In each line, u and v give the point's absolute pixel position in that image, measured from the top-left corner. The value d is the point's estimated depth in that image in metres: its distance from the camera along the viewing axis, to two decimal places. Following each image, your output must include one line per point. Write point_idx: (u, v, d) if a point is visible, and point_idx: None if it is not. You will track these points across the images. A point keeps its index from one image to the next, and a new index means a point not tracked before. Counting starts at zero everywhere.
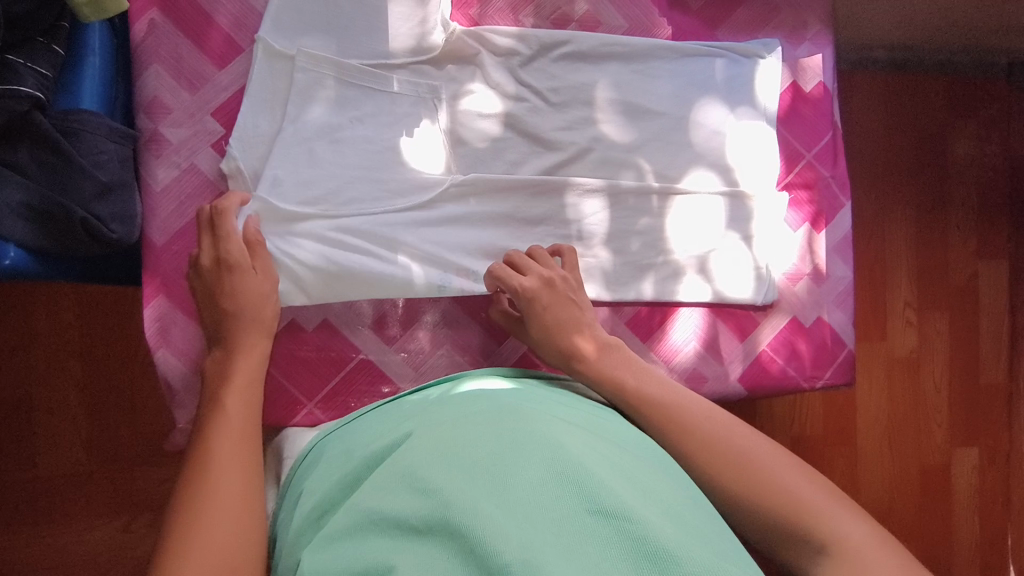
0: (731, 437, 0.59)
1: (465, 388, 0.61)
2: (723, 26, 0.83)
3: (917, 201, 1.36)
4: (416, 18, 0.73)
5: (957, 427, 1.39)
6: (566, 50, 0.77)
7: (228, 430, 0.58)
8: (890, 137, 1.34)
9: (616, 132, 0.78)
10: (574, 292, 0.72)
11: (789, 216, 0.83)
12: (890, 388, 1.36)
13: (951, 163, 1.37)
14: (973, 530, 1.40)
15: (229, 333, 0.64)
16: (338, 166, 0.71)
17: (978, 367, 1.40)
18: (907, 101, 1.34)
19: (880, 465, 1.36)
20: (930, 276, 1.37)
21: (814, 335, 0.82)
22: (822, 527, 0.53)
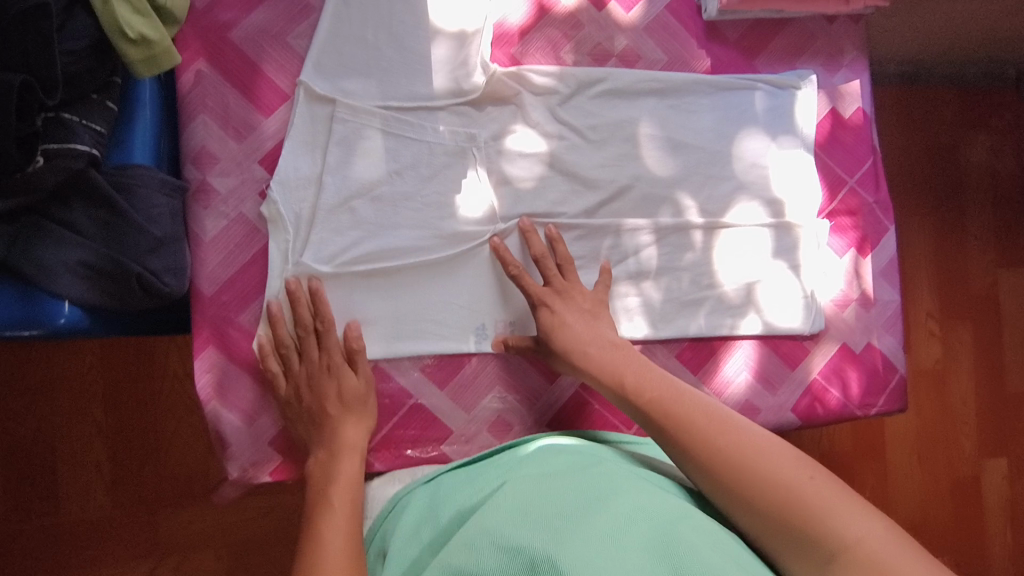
0: (737, 442, 0.55)
1: (538, 445, 0.62)
2: (761, 56, 0.81)
3: (936, 214, 1.35)
4: (455, 62, 0.73)
5: (986, 438, 1.38)
6: (602, 88, 0.76)
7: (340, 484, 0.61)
8: (907, 151, 1.34)
9: (659, 167, 0.78)
10: (589, 305, 0.71)
11: (833, 243, 0.82)
12: (917, 401, 1.35)
13: (967, 174, 1.37)
14: (1006, 541, 1.38)
15: (315, 426, 0.65)
16: (377, 216, 0.71)
17: (1004, 378, 1.39)
18: (923, 118, 1.35)
19: (910, 479, 1.34)
20: (952, 287, 1.36)
21: (866, 362, 0.81)
22: (837, 534, 0.48)
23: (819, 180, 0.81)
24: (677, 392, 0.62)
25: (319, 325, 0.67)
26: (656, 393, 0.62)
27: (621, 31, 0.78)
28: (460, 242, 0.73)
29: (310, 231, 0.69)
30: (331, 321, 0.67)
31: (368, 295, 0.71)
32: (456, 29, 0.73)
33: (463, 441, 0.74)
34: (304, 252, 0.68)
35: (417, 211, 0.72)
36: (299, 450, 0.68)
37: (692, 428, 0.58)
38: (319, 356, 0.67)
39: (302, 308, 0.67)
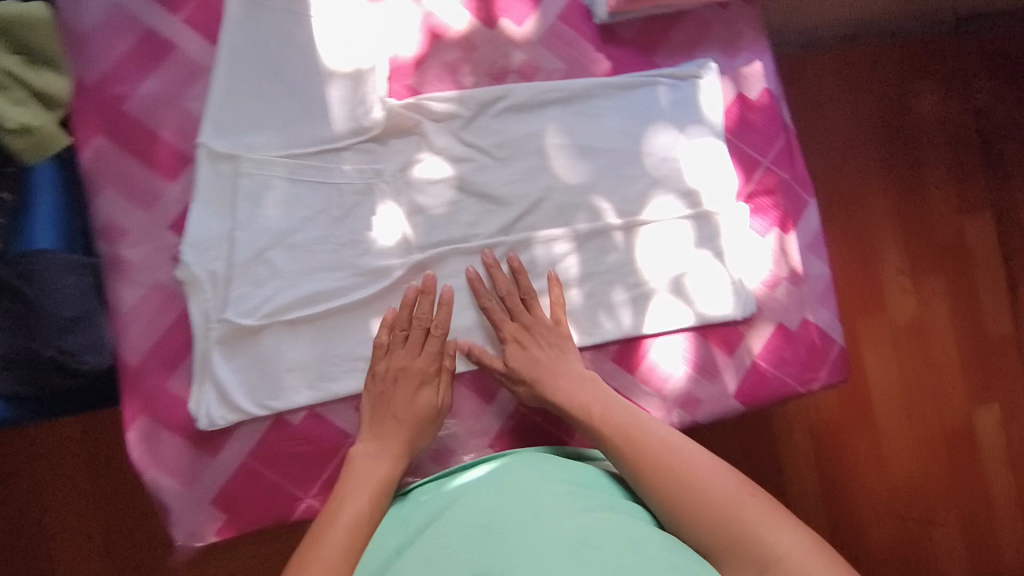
0: (687, 464, 0.64)
1: (527, 455, 0.70)
2: (660, 51, 0.82)
3: (891, 168, 1.36)
4: (353, 100, 0.74)
5: (973, 383, 1.38)
6: (503, 105, 0.77)
7: (368, 475, 0.66)
8: (854, 109, 1.35)
9: (570, 175, 0.78)
10: (557, 341, 0.75)
11: (755, 224, 0.83)
12: (897, 354, 1.36)
13: (919, 123, 1.37)
14: (1007, 482, 1.38)
15: (376, 421, 0.71)
16: (293, 263, 0.72)
17: (982, 321, 1.39)
18: (861, 77, 1.35)
19: (900, 431, 1.36)
20: (917, 238, 1.37)
21: (802, 338, 0.82)
22: (768, 549, 0.57)
23: (734, 165, 0.82)
24: (632, 418, 0.69)
25: (435, 327, 0.74)
26: (621, 417, 0.69)
27: (516, 47, 0.78)
28: (379, 278, 0.74)
29: (228, 287, 0.70)
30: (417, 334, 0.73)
31: (296, 342, 0.72)
32: (349, 69, 0.74)
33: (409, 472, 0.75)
34: (224, 309, 0.70)
35: (332, 252, 0.73)
36: (243, 505, 0.70)
37: (647, 453, 0.65)
38: (422, 358, 0.72)
39: (425, 303, 0.74)
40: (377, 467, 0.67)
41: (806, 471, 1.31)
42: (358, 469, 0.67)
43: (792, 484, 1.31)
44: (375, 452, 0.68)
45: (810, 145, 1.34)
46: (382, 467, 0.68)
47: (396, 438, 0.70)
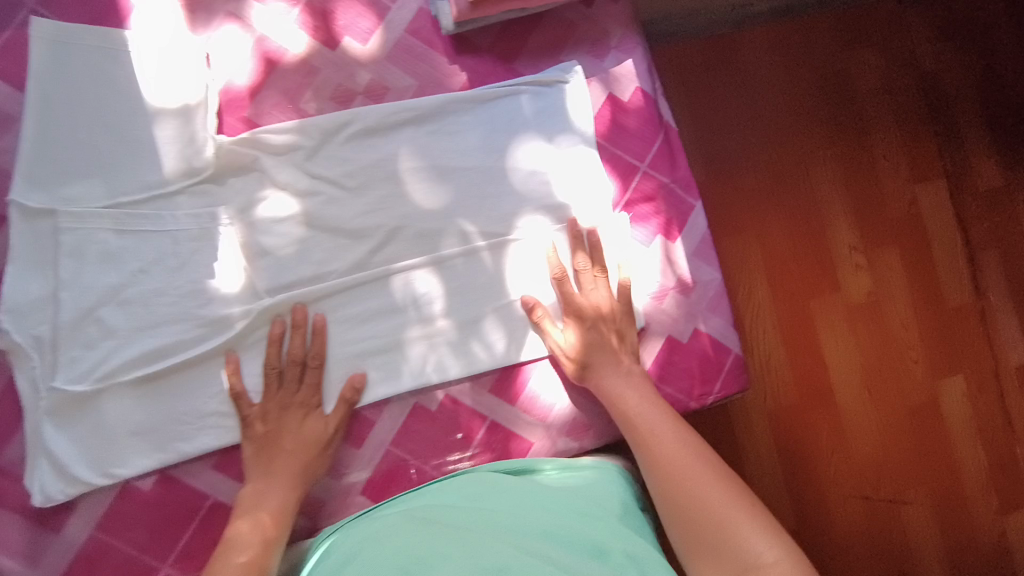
0: (687, 465, 0.63)
1: (488, 469, 0.71)
2: (520, 57, 0.76)
3: (836, 142, 1.20)
4: (184, 138, 0.69)
5: (936, 357, 1.19)
6: (350, 131, 0.72)
7: (264, 512, 0.65)
8: (790, 80, 1.19)
9: (429, 200, 0.74)
10: (617, 329, 0.73)
11: (637, 233, 0.78)
12: (855, 336, 1.17)
13: (860, 96, 1.21)
14: (979, 460, 1.19)
15: (265, 459, 0.68)
16: (127, 320, 0.68)
17: (940, 291, 1.20)
18: (797, 45, 1.20)
19: (864, 415, 1.16)
20: (867, 208, 1.19)
21: (694, 349, 0.78)
22: (750, 554, 0.55)
23: (608, 173, 0.77)
24: (656, 417, 0.68)
25: (311, 359, 0.71)
26: (637, 411, 0.69)
27: (361, 66, 0.73)
28: (221, 328, 0.70)
29: (55, 352, 0.67)
30: (293, 369, 0.70)
31: (139, 403, 0.69)
32: (177, 104, 0.69)
33: None
34: (55, 374, 0.67)
35: (172, 305, 0.69)
36: None
37: (661, 450, 0.65)
38: (301, 391, 0.71)
39: (297, 338, 0.71)
40: (272, 505, 0.66)
41: (766, 465, 1.11)
42: (253, 509, 0.65)
43: (752, 477, 1.11)
44: (268, 491, 0.66)
45: (740, 124, 1.17)
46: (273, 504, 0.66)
47: (286, 472, 0.68)
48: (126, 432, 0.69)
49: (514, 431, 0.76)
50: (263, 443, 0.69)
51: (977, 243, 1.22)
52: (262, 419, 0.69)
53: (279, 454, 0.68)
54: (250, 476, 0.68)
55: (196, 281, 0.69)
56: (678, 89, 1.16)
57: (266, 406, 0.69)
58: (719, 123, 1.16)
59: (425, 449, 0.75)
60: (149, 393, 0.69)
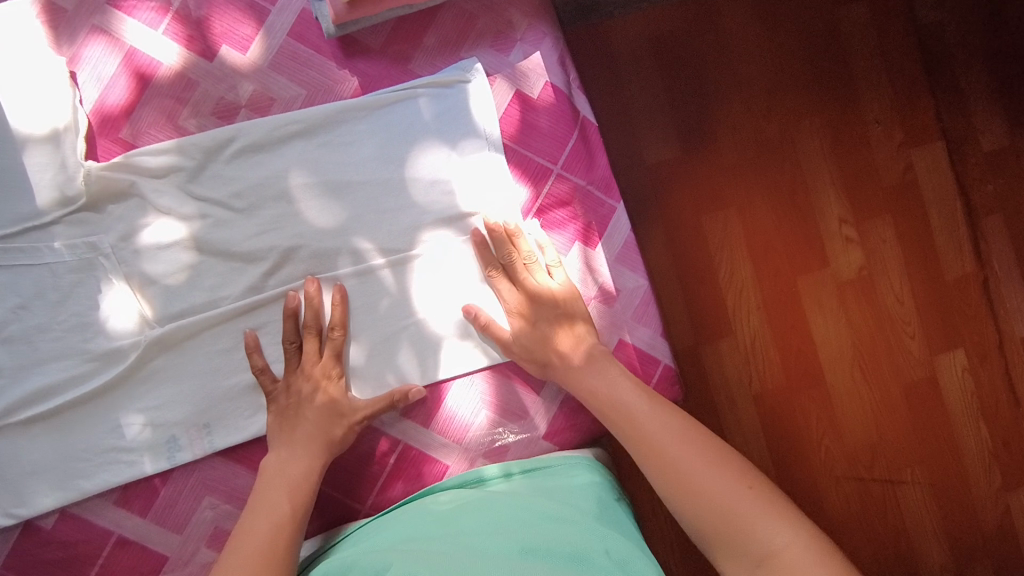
0: (680, 449, 0.59)
1: (445, 488, 0.67)
2: (416, 57, 0.71)
3: (824, 104, 1.04)
4: (55, 166, 0.65)
5: (934, 331, 1.05)
6: (234, 148, 0.68)
7: (287, 480, 0.63)
8: (769, 43, 1.04)
9: (323, 218, 0.69)
10: (566, 311, 0.69)
11: (554, 242, 0.72)
12: (846, 315, 1.03)
13: (850, 51, 1.05)
14: (982, 439, 1.04)
15: (288, 428, 0.65)
16: (13, 358, 0.65)
17: (938, 259, 1.05)
18: (779, 5, 1.04)
19: (857, 402, 1.02)
20: (857, 176, 1.04)
21: (619, 362, 0.73)
22: (762, 543, 0.52)
23: (517, 178, 0.72)
24: (636, 395, 0.64)
25: (332, 328, 0.67)
26: (622, 402, 0.64)
27: (243, 77, 0.69)
28: (114, 361, 0.67)
29: None
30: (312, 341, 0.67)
31: (34, 442, 0.66)
32: (46, 129, 0.65)
33: (182, 563, 0.68)
34: None
35: (58, 340, 0.66)
36: None
37: (648, 433, 0.61)
38: (321, 360, 0.67)
39: (310, 311, 0.67)
40: (291, 471, 0.63)
41: (753, 449, 0.99)
42: (274, 477, 0.63)
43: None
44: (285, 456, 0.64)
45: (717, 96, 1.02)
46: (295, 470, 0.63)
47: (312, 436, 0.65)
48: (23, 474, 0.66)
49: (427, 455, 0.70)
50: (288, 409, 0.66)
51: (980, 207, 1.07)
52: (288, 386, 0.66)
53: (311, 416, 0.65)
54: (277, 443, 0.65)
55: (83, 312, 0.66)
56: (646, 66, 1.01)
57: (289, 377, 0.66)
58: (693, 98, 1.01)
59: (337, 477, 0.70)
60: (42, 433, 0.66)
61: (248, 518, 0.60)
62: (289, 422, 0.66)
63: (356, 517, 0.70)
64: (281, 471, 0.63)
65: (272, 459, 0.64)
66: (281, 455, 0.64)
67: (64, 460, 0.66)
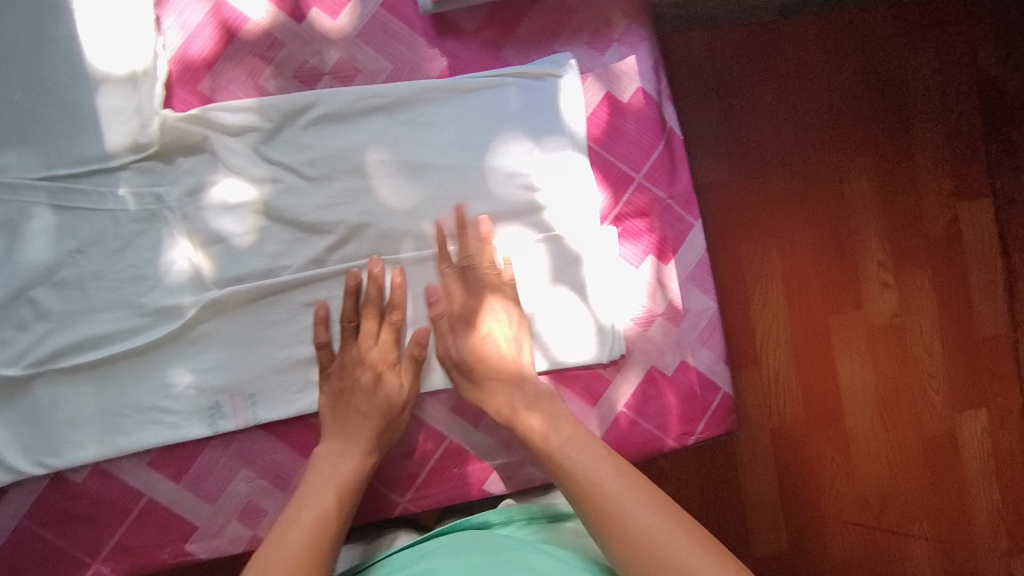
0: (620, 498, 0.55)
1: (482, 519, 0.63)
2: (510, 44, 0.69)
3: (878, 145, 1.02)
4: (130, 110, 0.63)
5: (958, 386, 1.03)
6: (312, 116, 0.65)
7: (333, 473, 0.61)
8: (833, 76, 1.00)
9: (397, 198, 0.67)
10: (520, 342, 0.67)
11: (627, 252, 0.70)
12: (874, 362, 1.00)
13: (912, 94, 1.02)
14: (992, 500, 1.03)
15: (340, 416, 0.64)
16: (64, 303, 0.63)
17: (972, 316, 1.04)
18: (849, 38, 1.01)
19: (875, 451, 1.00)
20: (903, 221, 1.02)
21: (680, 384, 0.71)
22: None
23: (599, 183, 0.70)
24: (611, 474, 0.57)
25: (395, 312, 0.66)
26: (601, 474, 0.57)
27: (331, 43, 0.67)
28: (165, 318, 0.64)
29: None
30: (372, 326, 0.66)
31: (74, 390, 0.64)
32: (125, 74, 0.63)
33: (211, 535, 0.65)
34: None
35: (111, 289, 0.64)
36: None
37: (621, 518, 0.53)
38: (380, 346, 0.66)
39: (373, 292, 0.65)
40: (340, 461, 0.62)
41: (763, 486, 0.97)
42: (320, 470, 0.61)
43: (749, 498, 0.96)
44: (334, 449, 0.63)
45: (770, 120, 0.99)
46: (342, 461, 0.62)
47: (363, 428, 0.63)
48: (58, 423, 0.63)
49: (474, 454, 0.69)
50: (342, 398, 0.65)
51: (1019, 269, 1.05)
52: (342, 367, 0.65)
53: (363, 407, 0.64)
54: (327, 432, 0.64)
55: (141, 264, 0.64)
56: (707, 91, 0.97)
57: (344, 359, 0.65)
58: (754, 122, 0.98)
59: (377, 466, 0.68)
60: (82, 384, 0.64)
61: (293, 506, 0.58)
62: (341, 410, 0.65)
63: (393, 509, 0.67)
64: (329, 462, 0.62)
65: (321, 447, 0.63)
66: (330, 446, 0.63)
67: (103, 414, 0.64)
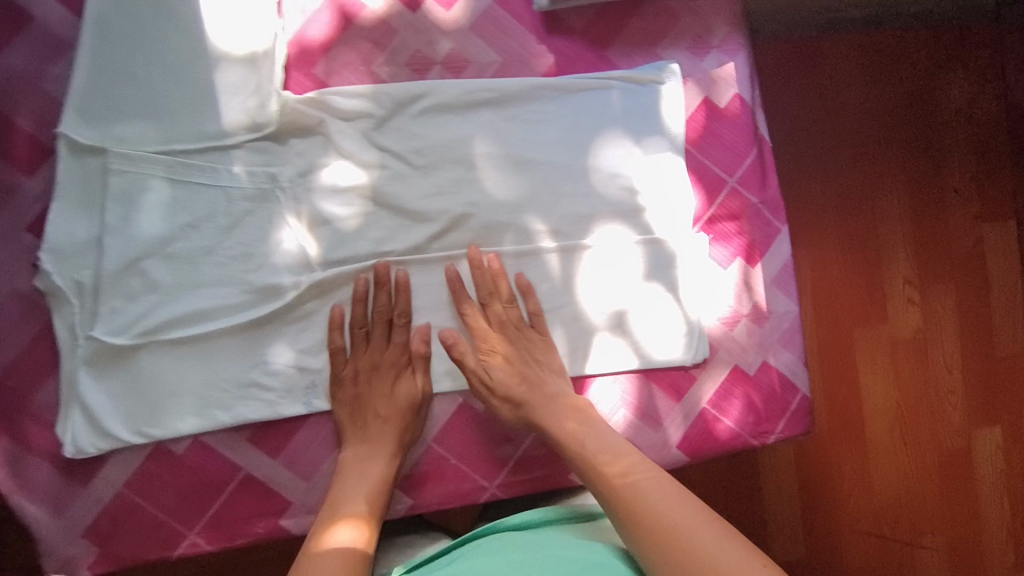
0: (657, 497, 0.57)
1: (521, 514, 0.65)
2: (614, 45, 0.71)
3: (909, 165, 1.05)
4: (249, 90, 0.64)
5: (975, 404, 1.05)
6: (423, 105, 0.67)
7: (358, 479, 0.63)
8: (870, 96, 1.04)
9: (502, 189, 0.68)
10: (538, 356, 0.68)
11: (716, 254, 0.73)
12: (896, 376, 1.03)
13: (943, 116, 1.06)
14: (1005, 519, 1.05)
15: (361, 423, 0.66)
16: (172, 276, 0.64)
17: (991, 336, 1.06)
18: (887, 60, 1.04)
19: (894, 463, 1.02)
20: (928, 240, 1.05)
21: (761, 384, 0.72)
22: None
23: (693, 185, 0.72)
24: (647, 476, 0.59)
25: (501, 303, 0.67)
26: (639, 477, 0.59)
27: (444, 34, 0.68)
28: (269, 296, 0.65)
29: (96, 301, 0.63)
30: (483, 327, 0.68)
31: (177, 363, 0.64)
32: (244, 52, 0.64)
33: (305, 511, 0.67)
34: (91, 325, 0.63)
35: (220, 265, 0.65)
36: (118, 540, 0.65)
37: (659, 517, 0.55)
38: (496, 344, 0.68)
39: (383, 294, 0.66)
40: (362, 466, 0.63)
41: (783, 493, 0.99)
42: (344, 477, 0.63)
43: (767, 505, 0.98)
44: (357, 453, 0.64)
45: (808, 133, 1.02)
46: (366, 465, 0.64)
47: (385, 432, 0.65)
48: (161, 395, 0.64)
49: None
50: (364, 404, 0.66)
51: None
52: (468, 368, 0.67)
53: (384, 414, 0.66)
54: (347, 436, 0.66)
55: (250, 242, 0.65)
56: None
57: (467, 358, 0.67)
58: (796, 137, 1.02)
59: (467, 451, 0.69)
60: (185, 357, 0.64)
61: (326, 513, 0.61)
62: (364, 415, 0.66)
63: (481, 495, 0.68)
64: (351, 467, 0.63)
65: (343, 453, 0.65)
66: (351, 451, 0.65)
67: (204, 388, 0.65)
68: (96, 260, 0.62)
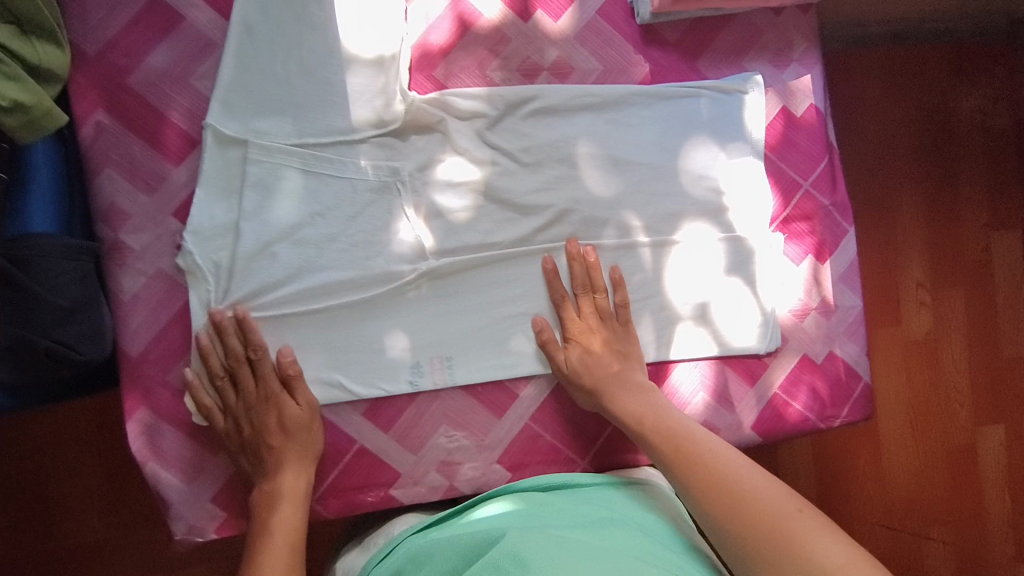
0: (711, 448, 0.63)
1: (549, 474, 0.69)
2: (704, 56, 0.77)
3: (922, 177, 1.12)
4: (377, 90, 0.69)
5: (981, 402, 1.12)
6: (532, 107, 0.72)
7: (280, 510, 0.64)
8: (887, 112, 1.11)
9: (602, 186, 0.74)
10: (620, 345, 0.72)
11: (789, 251, 0.79)
12: (906, 375, 1.10)
13: (956, 131, 1.13)
14: (1006, 511, 1.12)
15: (258, 456, 0.67)
16: (300, 260, 0.68)
17: (998, 339, 1.13)
18: (905, 78, 1.11)
19: (904, 456, 1.10)
20: (940, 248, 1.12)
21: (828, 372, 0.79)
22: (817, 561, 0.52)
23: (771, 187, 0.78)
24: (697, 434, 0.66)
25: (598, 292, 0.73)
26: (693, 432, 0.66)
27: (552, 42, 0.74)
28: (386, 281, 0.70)
29: (230, 282, 0.67)
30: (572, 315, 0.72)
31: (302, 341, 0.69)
32: (373, 55, 0.69)
33: (412, 482, 0.72)
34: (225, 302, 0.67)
35: (343, 252, 0.69)
36: (241, 506, 0.69)
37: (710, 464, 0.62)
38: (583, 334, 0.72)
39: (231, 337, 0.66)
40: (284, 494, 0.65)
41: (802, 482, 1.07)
42: (269, 507, 0.65)
43: None
44: (277, 481, 0.65)
45: None
46: (286, 493, 0.65)
47: (293, 461, 0.66)
48: None
49: None
50: (255, 432, 0.67)
51: None
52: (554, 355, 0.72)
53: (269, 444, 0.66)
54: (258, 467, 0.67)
55: (371, 230, 0.70)
56: None
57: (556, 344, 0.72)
58: None
59: (562, 429, 0.74)
60: (310, 336, 0.69)
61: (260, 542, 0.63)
62: (244, 444, 0.67)
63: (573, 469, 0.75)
64: (275, 494, 0.65)
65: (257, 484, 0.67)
66: (268, 482, 0.66)
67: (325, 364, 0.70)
68: (232, 243, 0.67)
